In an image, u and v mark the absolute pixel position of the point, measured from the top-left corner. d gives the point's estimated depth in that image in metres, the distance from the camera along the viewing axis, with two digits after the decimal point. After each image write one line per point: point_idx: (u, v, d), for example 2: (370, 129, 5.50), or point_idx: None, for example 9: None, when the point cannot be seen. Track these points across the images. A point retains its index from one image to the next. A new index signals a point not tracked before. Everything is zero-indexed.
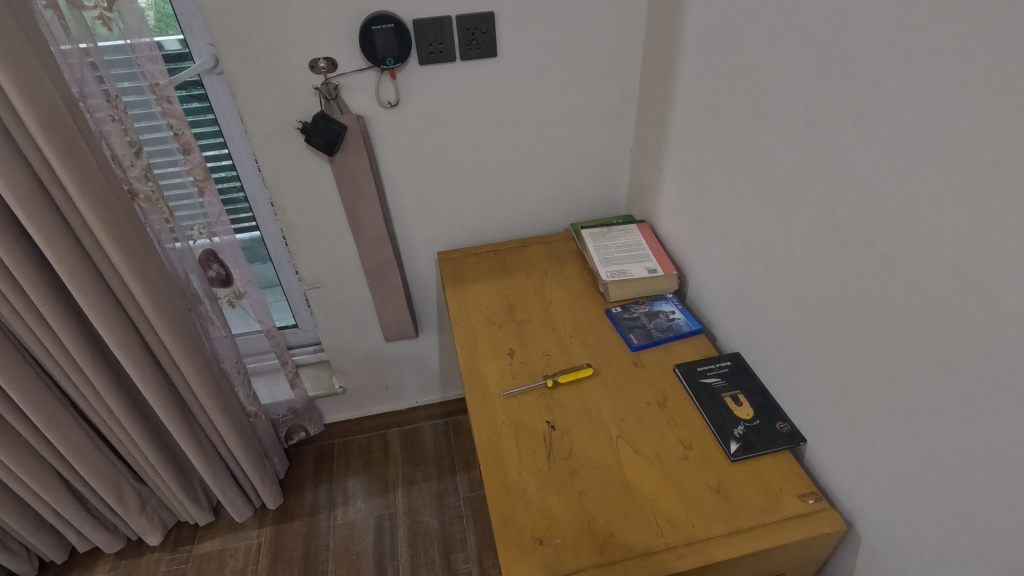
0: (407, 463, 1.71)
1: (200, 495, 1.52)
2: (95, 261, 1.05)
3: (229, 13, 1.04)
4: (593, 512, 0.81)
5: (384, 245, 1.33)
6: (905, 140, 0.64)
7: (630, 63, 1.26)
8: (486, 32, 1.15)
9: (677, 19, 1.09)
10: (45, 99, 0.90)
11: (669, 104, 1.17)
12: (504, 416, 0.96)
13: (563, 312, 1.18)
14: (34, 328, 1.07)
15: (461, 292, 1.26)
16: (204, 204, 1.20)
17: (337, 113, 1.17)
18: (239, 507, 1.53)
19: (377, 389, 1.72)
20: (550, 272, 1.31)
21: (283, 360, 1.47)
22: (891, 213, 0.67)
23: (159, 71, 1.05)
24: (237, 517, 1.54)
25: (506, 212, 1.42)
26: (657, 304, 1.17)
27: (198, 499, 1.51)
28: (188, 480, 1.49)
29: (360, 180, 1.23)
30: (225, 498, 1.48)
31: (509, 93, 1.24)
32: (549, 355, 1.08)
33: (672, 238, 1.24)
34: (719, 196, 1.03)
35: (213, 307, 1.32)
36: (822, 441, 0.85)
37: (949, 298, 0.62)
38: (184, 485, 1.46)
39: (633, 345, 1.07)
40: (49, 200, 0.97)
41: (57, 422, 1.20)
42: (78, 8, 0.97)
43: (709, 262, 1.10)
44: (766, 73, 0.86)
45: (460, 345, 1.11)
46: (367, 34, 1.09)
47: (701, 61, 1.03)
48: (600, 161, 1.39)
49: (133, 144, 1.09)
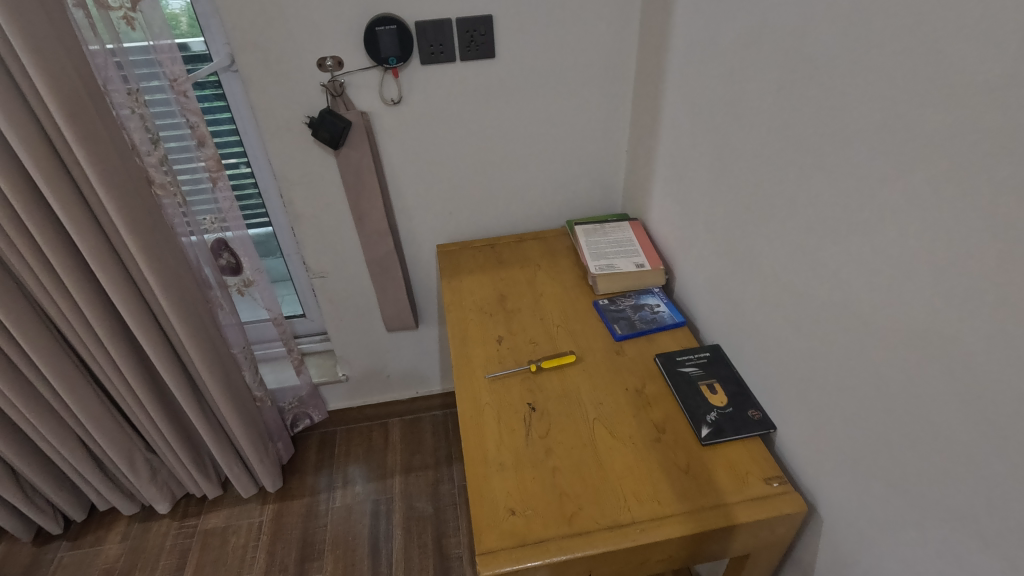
0: (406, 453, 1.76)
1: (209, 469, 1.60)
2: (108, 236, 1.15)
3: (243, 13, 1.11)
4: (564, 487, 0.85)
5: (386, 236, 1.39)
6: (861, 137, 0.68)
7: (625, 66, 1.30)
8: (485, 34, 1.20)
9: (666, 26, 1.13)
10: (66, 91, 1.00)
11: (659, 103, 1.21)
12: (488, 397, 1.00)
13: (552, 302, 1.22)
14: (57, 297, 1.16)
15: (455, 282, 1.32)
16: (217, 197, 1.30)
17: (342, 109, 1.23)
18: (244, 482, 1.61)
19: (380, 379, 1.79)
20: (542, 266, 1.35)
21: (289, 348, 1.57)
22: (847, 204, 0.71)
23: (179, 70, 1.15)
24: (243, 493, 1.62)
25: (504, 208, 1.47)
26: (644, 297, 1.20)
27: (207, 472, 1.59)
28: (197, 451, 1.57)
29: (363, 172, 1.29)
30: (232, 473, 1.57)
31: (508, 93, 1.29)
32: (535, 341, 1.12)
33: (661, 235, 1.28)
34: (702, 193, 1.07)
35: (223, 295, 1.41)
36: (791, 428, 0.88)
37: (897, 285, 0.65)
38: (193, 458, 1.53)
39: (616, 335, 1.10)
40: (72, 183, 1.08)
41: (77, 389, 1.27)
42: (102, 7, 1.06)
43: (694, 257, 1.13)
44: (744, 73, 0.90)
45: (451, 331, 1.16)
46: (371, 34, 1.15)
47: (687, 64, 1.07)
48: (596, 161, 1.43)
49: (152, 136, 1.18)
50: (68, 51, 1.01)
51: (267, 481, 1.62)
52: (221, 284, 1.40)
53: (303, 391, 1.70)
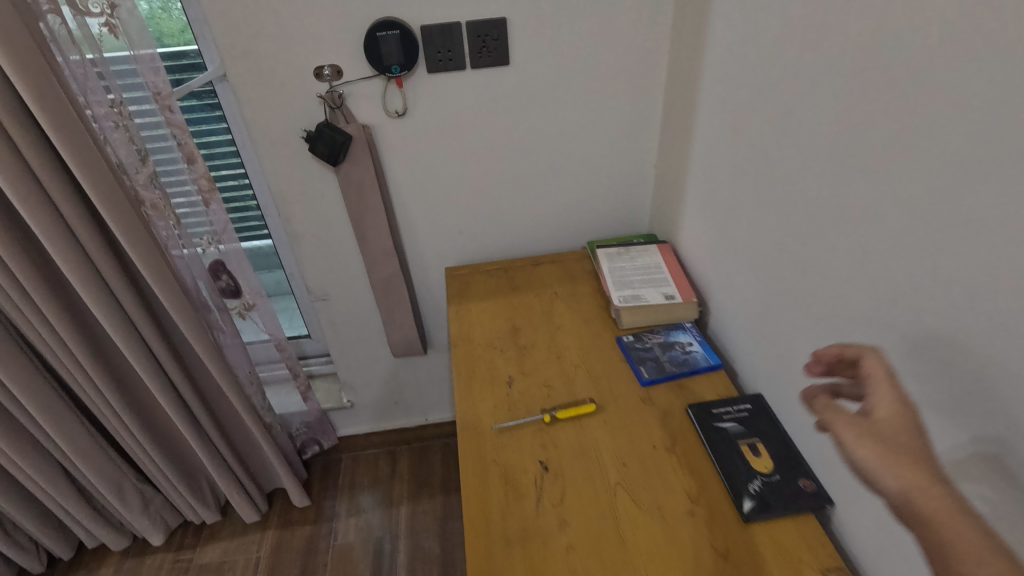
0: (413, 485, 1.64)
1: (207, 494, 1.52)
2: (93, 261, 1.08)
3: (231, 18, 1.01)
4: (580, 571, 0.72)
5: (390, 258, 1.29)
6: (954, 167, 0.54)
7: (654, 73, 1.17)
8: (497, 38, 1.08)
9: (702, 28, 1.00)
10: (50, 101, 0.92)
11: (692, 114, 1.08)
12: (494, 452, 0.88)
13: (570, 337, 1.09)
14: (37, 325, 1.09)
15: (464, 310, 1.20)
16: (208, 216, 1.22)
17: (342, 122, 1.13)
18: (246, 509, 1.53)
19: (387, 405, 1.68)
20: (560, 293, 1.22)
21: (294, 373, 1.47)
22: (932, 249, 0.57)
23: (161, 81, 1.07)
24: (246, 519, 1.55)
25: (519, 228, 1.35)
26: (674, 333, 1.06)
27: (204, 499, 1.51)
28: (193, 477, 1.49)
29: (365, 190, 1.19)
30: (234, 498, 1.49)
31: (523, 103, 1.17)
32: (550, 385, 0.99)
33: (693, 262, 1.14)
34: (741, 218, 0.93)
35: (224, 317, 1.35)
36: (853, 506, 0.74)
37: (1006, 358, 0.51)
38: (189, 485, 1.47)
39: (643, 380, 0.97)
40: (50, 203, 1.00)
41: (61, 421, 1.20)
42: (80, 13, 0.99)
43: (732, 290, 0.99)
44: (794, 82, 0.76)
45: (456, 369, 1.04)
46: (372, 40, 1.04)
47: (725, 72, 0.94)
48: (620, 177, 1.30)
49: (140, 151, 1.12)
50: (47, 60, 0.95)
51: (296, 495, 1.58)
52: (220, 307, 1.33)
53: (311, 418, 1.61)
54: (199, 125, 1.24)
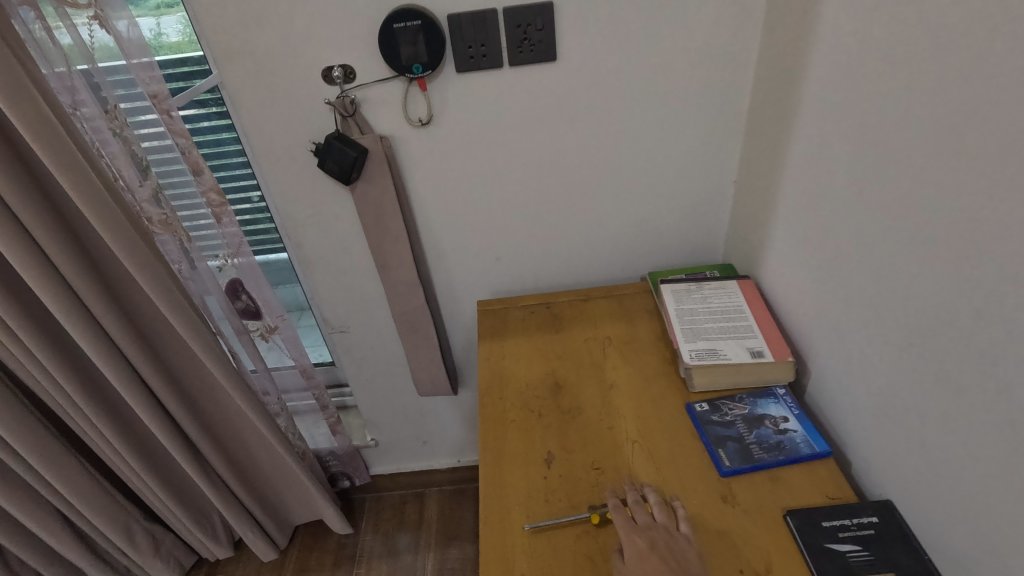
0: (442, 536, 1.46)
1: (217, 530, 1.40)
2: (85, 302, 0.93)
3: (226, 14, 0.85)
4: None
5: (416, 289, 1.10)
6: None
7: (737, 66, 0.93)
8: (542, 28, 0.88)
9: (807, 6, 0.75)
10: (30, 111, 0.76)
11: (788, 117, 0.84)
12: (525, 566, 0.68)
13: (627, 401, 0.87)
14: (30, 367, 0.96)
15: (497, 357, 0.99)
16: (222, 233, 1.06)
17: (356, 132, 0.96)
18: (262, 548, 1.41)
19: (414, 444, 1.51)
20: (615, 339, 1.00)
21: (322, 404, 1.32)
22: None
23: (151, 88, 0.90)
24: (263, 557, 1.42)
25: (565, 254, 1.14)
26: (762, 404, 0.83)
27: (215, 533, 1.39)
28: (203, 513, 1.36)
29: (385, 211, 1.01)
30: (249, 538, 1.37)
31: (572, 107, 0.96)
32: (599, 468, 0.78)
33: (786, 306, 0.89)
34: (862, 262, 0.69)
35: (246, 342, 1.18)
36: None
37: None
38: (200, 525, 1.35)
39: (723, 471, 0.74)
40: (29, 235, 0.85)
41: (63, 468, 1.09)
42: (61, 3, 0.83)
43: (845, 355, 0.75)
44: (970, 78, 0.52)
45: (484, 438, 0.84)
46: (388, 34, 0.86)
47: (840, 66, 0.69)
48: (689, 195, 1.07)
49: (140, 163, 0.96)
50: (25, 65, 0.80)
51: (338, 524, 1.45)
52: (239, 329, 1.16)
53: (340, 451, 1.45)
54: (207, 136, 1.10)
